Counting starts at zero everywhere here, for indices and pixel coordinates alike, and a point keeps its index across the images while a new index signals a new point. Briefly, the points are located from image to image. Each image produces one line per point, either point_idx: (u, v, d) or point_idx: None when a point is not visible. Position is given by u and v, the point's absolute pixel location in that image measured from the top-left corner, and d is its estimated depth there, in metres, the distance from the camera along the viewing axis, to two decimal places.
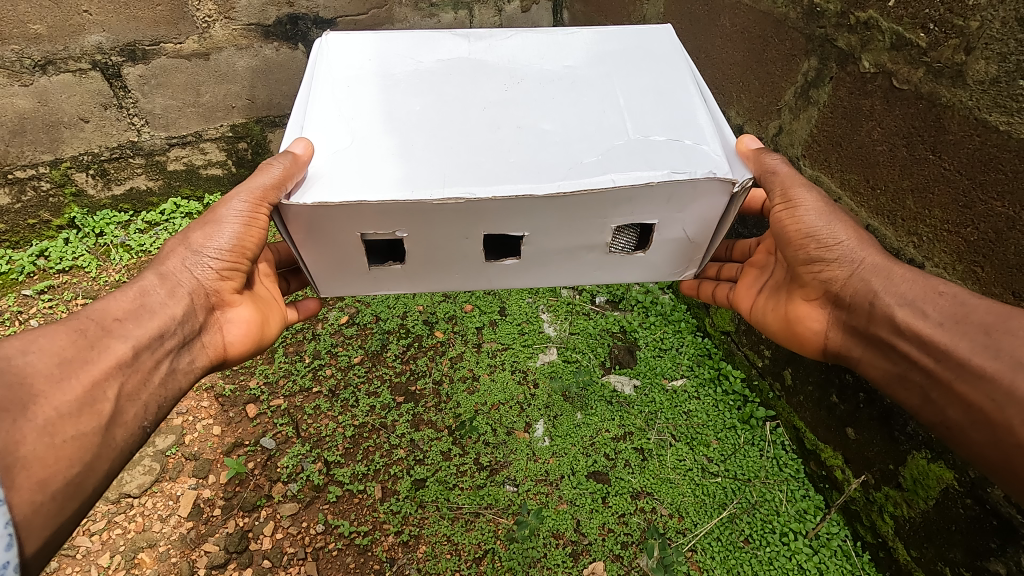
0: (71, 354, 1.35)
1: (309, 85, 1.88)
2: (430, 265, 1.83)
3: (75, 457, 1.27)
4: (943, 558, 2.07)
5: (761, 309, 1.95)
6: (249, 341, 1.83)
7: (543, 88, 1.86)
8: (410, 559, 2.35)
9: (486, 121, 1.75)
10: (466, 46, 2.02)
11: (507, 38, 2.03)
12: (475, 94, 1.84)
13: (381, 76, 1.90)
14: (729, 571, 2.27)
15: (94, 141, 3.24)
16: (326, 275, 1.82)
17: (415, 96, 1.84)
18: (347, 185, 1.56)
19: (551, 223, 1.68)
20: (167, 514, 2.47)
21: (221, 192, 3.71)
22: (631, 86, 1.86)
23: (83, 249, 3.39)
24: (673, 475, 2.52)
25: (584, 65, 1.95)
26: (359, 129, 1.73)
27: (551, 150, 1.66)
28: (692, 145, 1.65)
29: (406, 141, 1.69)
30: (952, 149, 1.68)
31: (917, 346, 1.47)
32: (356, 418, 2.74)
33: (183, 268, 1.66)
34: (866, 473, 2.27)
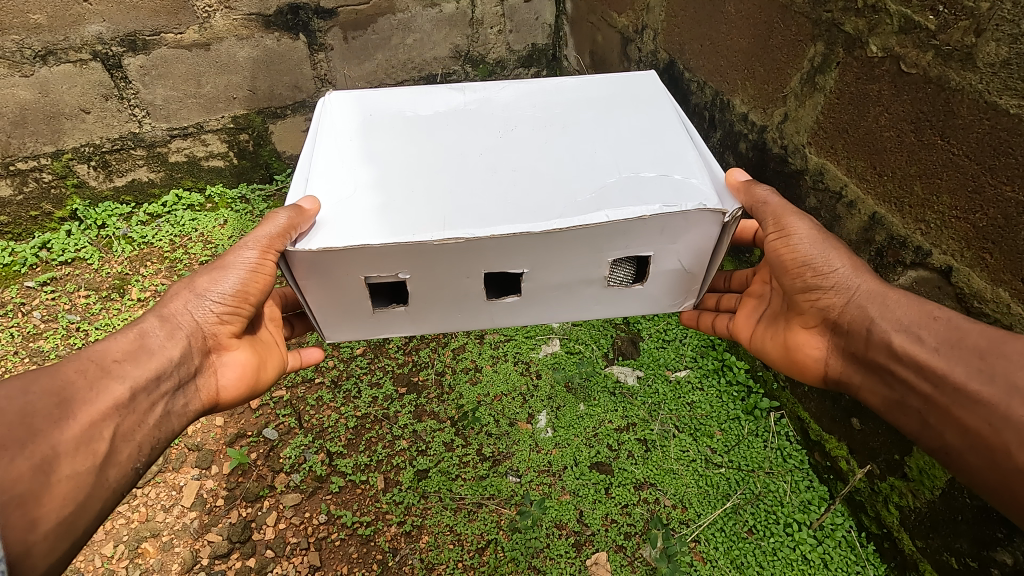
0: (70, 394, 1.35)
1: (312, 139, 1.92)
2: (432, 303, 1.79)
3: (70, 497, 1.27)
4: (948, 548, 2.05)
5: (760, 339, 1.90)
6: (243, 388, 1.77)
7: (538, 135, 1.89)
8: (412, 549, 2.34)
9: (483, 166, 1.77)
10: (461, 97, 2.08)
11: (500, 90, 2.09)
12: (472, 142, 1.86)
13: (381, 126, 1.94)
14: (733, 561, 2.26)
15: (95, 132, 3.23)
16: (331, 318, 1.80)
17: (414, 143, 1.87)
18: (352, 230, 1.57)
19: (551, 259, 1.67)
20: (171, 504, 2.47)
21: (223, 183, 3.70)
22: (621, 127, 1.89)
23: (85, 241, 3.39)
24: (676, 465, 2.51)
25: (575, 110, 1.99)
26: (361, 176, 1.75)
27: (547, 190, 1.67)
28: (682, 180, 1.66)
29: (408, 187, 1.70)
30: (960, 133, 1.65)
31: (913, 370, 1.45)
32: (358, 409, 2.74)
33: (185, 309, 1.64)
34: (871, 463, 2.25)
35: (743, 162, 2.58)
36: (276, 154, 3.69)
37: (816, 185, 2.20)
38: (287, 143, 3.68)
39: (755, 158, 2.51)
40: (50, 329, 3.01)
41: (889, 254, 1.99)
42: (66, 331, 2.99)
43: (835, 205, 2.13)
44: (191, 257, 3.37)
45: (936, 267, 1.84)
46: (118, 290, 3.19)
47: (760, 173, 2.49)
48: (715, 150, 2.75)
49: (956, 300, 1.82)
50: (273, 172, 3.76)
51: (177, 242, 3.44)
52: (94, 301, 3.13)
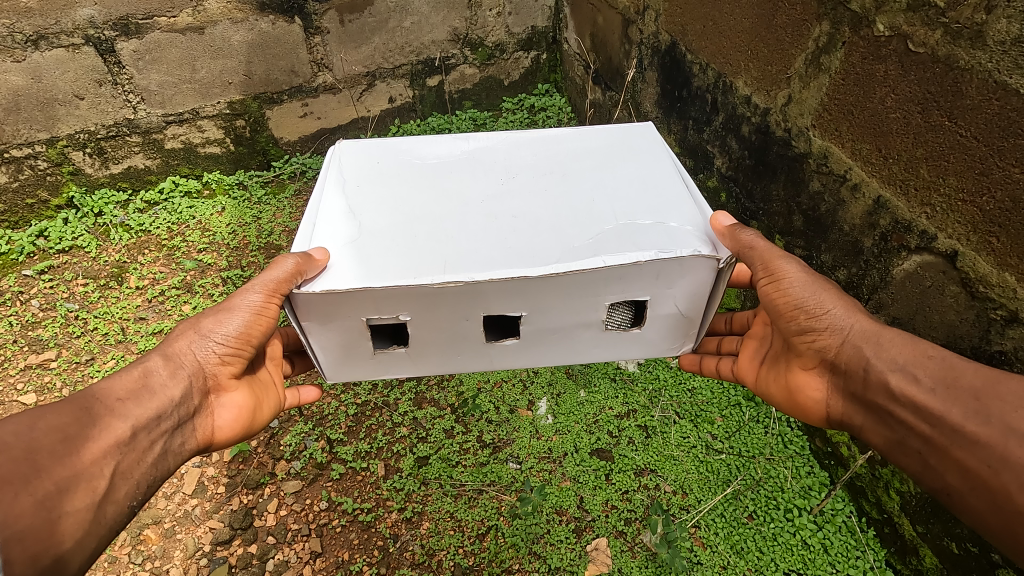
0: (74, 430, 1.33)
1: (320, 181, 1.90)
2: (435, 345, 1.75)
3: (70, 533, 1.24)
4: (949, 534, 2.03)
5: (764, 380, 1.86)
6: (237, 429, 1.75)
7: (540, 182, 1.87)
8: (413, 535, 2.34)
9: (484, 213, 1.75)
10: (465, 144, 2.06)
11: (502, 138, 2.08)
12: (474, 189, 1.84)
13: (386, 171, 1.92)
14: (733, 547, 2.26)
15: (90, 119, 3.19)
16: (333, 360, 1.75)
17: (417, 190, 1.84)
18: (353, 275, 1.54)
19: (550, 302, 1.64)
20: (172, 491, 2.48)
21: (220, 170, 3.66)
22: (620, 175, 1.87)
23: (82, 229, 3.35)
24: (676, 452, 2.50)
25: (575, 158, 1.98)
26: (364, 221, 1.73)
27: (546, 237, 1.65)
28: (677, 227, 1.65)
29: (409, 234, 1.68)
30: (969, 114, 1.62)
31: (911, 411, 1.40)
32: (358, 397, 2.73)
33: (188, 350, 1.63)
34: (873, 449, 2.24)
35: (745, 146, 2.54)
36: (273, 140, 3.65)
37: (820, 169, 2.16)
38: (284, 130, 3.64)
39: (758, 143, 2.47)
40: (49, 317, 3.00)
41: (893, 238, 1.96)
42: (65, 319, 2.98)
43: (839, 188, 2.10)
44: (189, 245, 3.35)
45: (941, 251, 1.81)
46: (117, 278, 3.17)
47: (762, 158, 2.46)
48: (717, 135, 2.71)
49: (962, 284, 1.79)
50: (270, 158, 3.72)
51: (175, 230, 3.42)
52: (93, 289, 3.11)
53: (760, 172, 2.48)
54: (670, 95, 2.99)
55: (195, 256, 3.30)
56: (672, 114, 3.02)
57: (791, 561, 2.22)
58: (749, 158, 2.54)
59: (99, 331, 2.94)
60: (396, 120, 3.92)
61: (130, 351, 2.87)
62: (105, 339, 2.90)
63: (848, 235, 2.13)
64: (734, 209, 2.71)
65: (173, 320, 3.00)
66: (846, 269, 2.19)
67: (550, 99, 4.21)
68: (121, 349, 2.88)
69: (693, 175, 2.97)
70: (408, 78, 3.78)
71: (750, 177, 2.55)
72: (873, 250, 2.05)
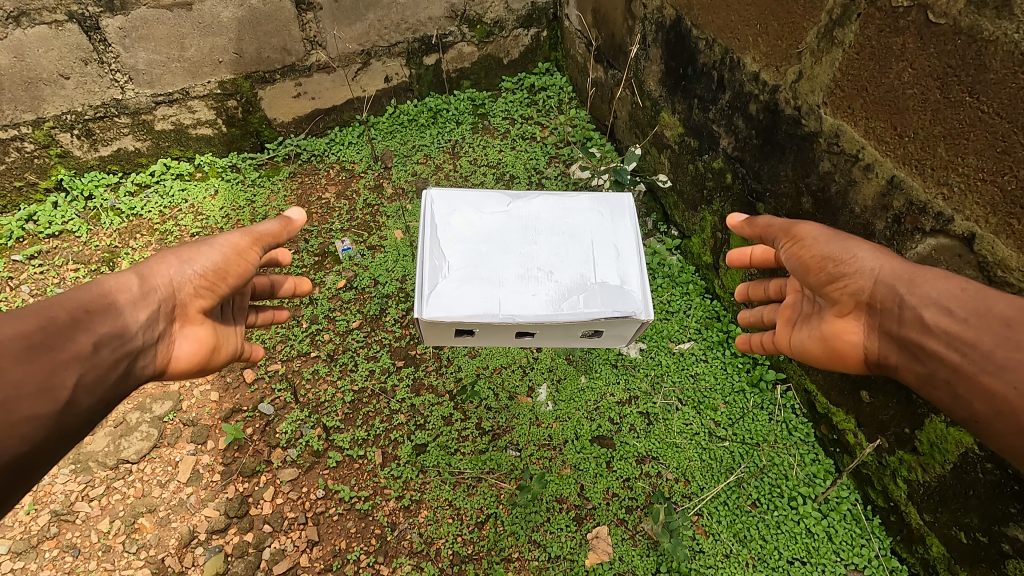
0: (37, 340, 1.30)
1: (425, 238, 2.15)
2: (500, 337, 2.22)
3: (25, 439, 1.23)
4: (957, 523, 1.99)
5: (798, 342, 1.82)
6: (195, 362, 1.78)
7: (547, 224, 2.21)
8: (411, 524, 2.31)
9: (545, 267, 2.08)
10: (510, 205, 2.25)
11: (545, 201, 2.26)
12: (533, 257, 2.10)
13: (480, 243, 2.13)
14: (735, 535, 2.23)
15: (76, 99, 3.10)
16: (432, 333, 2.16)
17: (507, 253, 2.11)
18: (459, 305, 1.96)
19: (546, 330, 2.07)
20: (167, 479, 2.43)
21: (212, 152, 3.57)
22: (599, 249, 2.15)
23: (72, 213, 3.27)
24: (679, 439, 2.46)
25: (578, 232, 2.19)
26: (468, 275, 2.04)
27: (546, 291, 2.03)
28: (620, 287, 2.04)
29: (503, 279, 2.04)
30: (992, 89, 1.54)
31: (945, 344, 1.36)
32: (355, 383, 2.68)
33: (164, 273, 1.67)
34: (880, 437, 2.19)
35: (753, 125, 2.46)
36: (266, 121, 3.56)
37: (831, 148, 2.10)
38: (278, 110, 3.55)
39: (766, 121, 2.39)
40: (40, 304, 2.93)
41: (907, 221, 1.90)
42: None
43: (851, 168, 2.04)
44: (182, 228, 3.27)
45: (959, 234, 1.75)
46: (108, 264, 3.10)
47: (770, 137, 2.38)
48: (723, 113, 2.62)
49: (979, 270, 1.73)
50: (263, 140, 3.62)
51: (166, 213, 3.33)
52: (84, 275, 3.04)
53: (768, 152, 2.41)
54: (674, 72, 2.89)
55: (187, 240, 3.22)
56: (676, 92, 2.92)
57: (794, 550, 2.19)
58: (757, 138, 2.46)
59: None
60: (393, 100, 3.86)
61: None
62: None
63: (859, 217, 2.07)
64: (740, 190, 2.64)
65: None
66: None
67: (550, 78, 4.09)
68: None
69: (697, 155, 2.88)
70: (404, 57, 3.70)
71: (758, 157, 2.48)
72: (885, 233, 1.99)
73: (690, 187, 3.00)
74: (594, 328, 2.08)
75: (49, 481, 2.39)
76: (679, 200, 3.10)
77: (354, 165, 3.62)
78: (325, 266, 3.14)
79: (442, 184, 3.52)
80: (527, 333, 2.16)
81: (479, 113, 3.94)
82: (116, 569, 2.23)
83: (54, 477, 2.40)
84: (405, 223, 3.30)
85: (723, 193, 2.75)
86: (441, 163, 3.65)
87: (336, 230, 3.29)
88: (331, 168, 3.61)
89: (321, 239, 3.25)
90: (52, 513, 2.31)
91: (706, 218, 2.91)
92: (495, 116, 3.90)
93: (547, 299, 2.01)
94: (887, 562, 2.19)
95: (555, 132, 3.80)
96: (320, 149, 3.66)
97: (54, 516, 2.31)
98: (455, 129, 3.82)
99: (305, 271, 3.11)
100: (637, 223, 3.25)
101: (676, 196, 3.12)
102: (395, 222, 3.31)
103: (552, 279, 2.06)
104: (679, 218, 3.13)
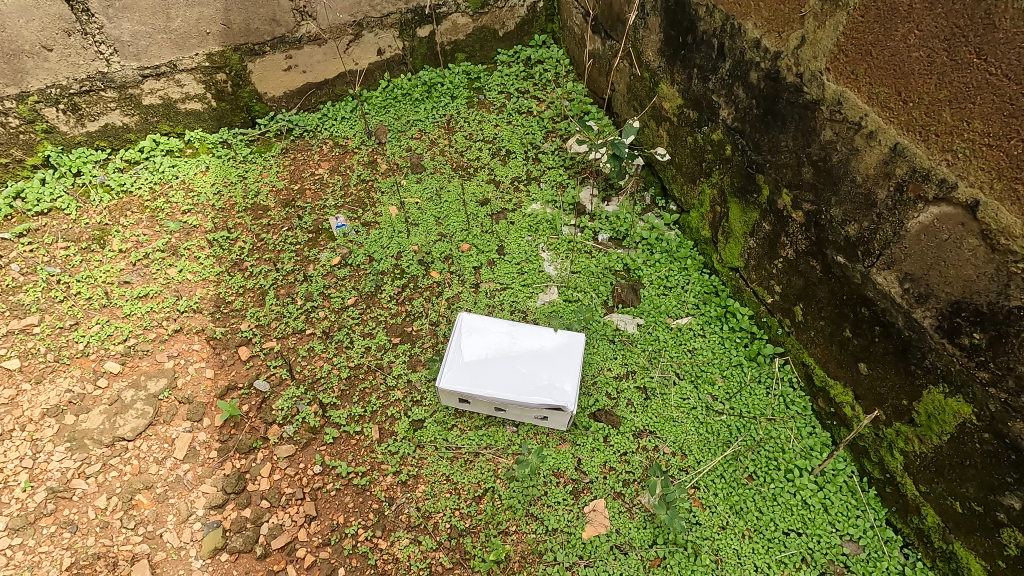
0: None
1: (454, 347, 2.42)
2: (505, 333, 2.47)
3: None
4: (953, 494, 2.00)
5: None
6: None
7: (523, 348, 2.43)
8: (409, 498, 2.31)
9: (523, 378, 2.33)
10: (516, 335, 2.47)
11: (547, 337, 2.47)
12: (519, 371, 2.35)
13: (492, 362, 2.38)
14: (732, 507, 2.23)
15: (60, 72, 3.04)
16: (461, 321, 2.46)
17: (510, 366, 2.37)
18: (464, 386, 2.30)
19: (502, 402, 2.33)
20: (163, 457, 2.41)
21: (203, 127, 3.49)
22: (554, 371, 2.36)
23: (61, 189, 3.20)
24: (676, 413, 2.46)
25: (543, 361, 2.40)
26: (477, 370, 2.34)
27: (508, 379, 2.32)
28: (553, 391, 2.28)
29: (497, 382, 2.31)
30: (1001, 49, 1.55)
31: None
32: (351, 360, 2.67)
33: None
34: (877, 409, 2.19)
35: (753, 94, 2.42)
36: (256, 96, 3.49)
37: (832, 116, 2.08)
38: (268, 84, 3.48)
39: (766, 91, 2.35)
40: (30, 282, 2.89)
41: (909, 189, 1.90)
42: (47, 283, 2.88)
43: (854, 136, 2.03)
44: (173, 206, 3.22)
45: (962, 202, 1.75)
46: (99, 241, 3.04)
47: (771, 107, 2.35)
48: (723, 83, 2.56)
49: (981, 237, 1.74)
50: (254, 115, 3.55)
51: (157, 190, 3.27)
52: (75, 252, 2.99)
53: (769, 122, 2.38)
54: (673, 42, 2.82)
55: (179, 218, 3.17)
56: (675, 63, 2.86)
57: (790, 521, 2.18)
58: (757, 108, 2.42)
59: (83, 295, 2.85)
60: (386, 74, 3.78)
61: (115, 316, 2.80)
62: (89, 304, 2.82)
63: (861, 186, 2.06)
64: (740, 162, 2.60)
65: (159, 284, 2.91)
66: (856, 224, 2.12)
67: (547, 51, 4.00)
68: (106, 315, 2.80)
69: (696, 127, 2.83)
70: (397, 29, 3.63)
71: (758, 128, 2.45)
72: (887, 202, 1.99)
73: (688, 161, 2.95)
74: (534, 416, 2.35)
75: (45, 458, 2.38)
76: (678, 174, 3.05)
77: (347, 141, 3.55)
78: (319, 243, 3.10)
79: (437, 159, 3.46)
80: (510, 356, 2.40)
81: (474, 87, 3.87)
82: (112, 544, 2.21)
83: (49, 454, 2.39)
84: (400, 199, 3.26)
85: (722, 166, 2.71)
86: (435, 139, 3.58)
87: (330, 207, 3.24)
88: (324, 144, 3.54)
89: (314, 216, 3.20)
90: (49, 490, 2.30)
91: (705, 192, 2.87)
92: (490, 90, 3.83)
93: (524, 384, 2.31)
94: (882, 533, 2.18)
95: (551, 106, 3.73)
96: (312, 125, 3.59)
97: (50, 493, 2.29)
98: (449, 103, 3.75)
99: (299, 248, 3.07)
100: (635, 198, 3.22)
101: (675, 170, 3.07)
102: (389, 199, 3.26)
103: (532, 378, 2.33)
104: (677, 192, 3.08)
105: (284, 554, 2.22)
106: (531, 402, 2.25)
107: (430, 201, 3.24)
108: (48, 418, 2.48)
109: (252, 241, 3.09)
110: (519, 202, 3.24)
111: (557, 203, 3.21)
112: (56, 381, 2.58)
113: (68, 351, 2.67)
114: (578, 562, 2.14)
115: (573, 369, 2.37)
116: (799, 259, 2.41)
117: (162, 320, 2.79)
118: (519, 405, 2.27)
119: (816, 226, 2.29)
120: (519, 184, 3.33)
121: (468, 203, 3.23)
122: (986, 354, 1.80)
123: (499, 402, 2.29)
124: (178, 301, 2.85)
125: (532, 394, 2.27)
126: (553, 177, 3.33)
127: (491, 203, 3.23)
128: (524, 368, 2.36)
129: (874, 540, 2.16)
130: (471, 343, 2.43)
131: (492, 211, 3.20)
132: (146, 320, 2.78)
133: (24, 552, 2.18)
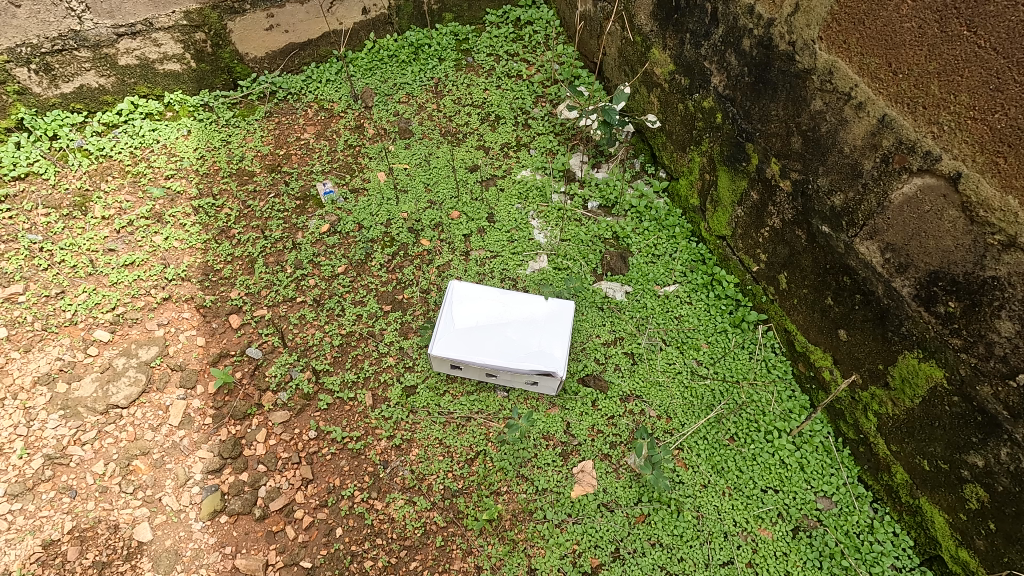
0: None
1: (446, 316, 2.45)
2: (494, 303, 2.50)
3: None
4: (922, 453, 2.11)
5: None
6: None
7: (512, 317, 2.47)
8: (403, 461, 2.37)
9: (514, 346, 2.37)
10: (505, 305, 2.50)
11: (537, 305, 2.51)
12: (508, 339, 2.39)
13: (481, 330, 2.41)
14: (714, 466, 2.33)
15: (30, 30, 2.91)
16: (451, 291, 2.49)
17: (501, 333, 2.40)
18: (453, 354, 2.33)
19: None
20: (159, 424, 2.44)
21: (183, 90, 3.39)
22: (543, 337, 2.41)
23: (37, 153, 3.10)
24: (662, 377, 2.53)
25: (534, 329, 2.44)
26: (468, 338, 2.38)
27: (498, 347, 2.36)
28: (543, 357, 2.33)
29: (487, 350, 2.34)
30: (989, 23, 1.58)
31: None
32: (343, 327, 2.69)
33: None
34: (854, 373, 2.28)
35: (745, 62, 2.41)
36: (237, 57, 3.38)
37: (823, 86, 2.09)
38: (249, 44, 3.37)
39: (758, 58, 2.35)
40: (11, 249, 2.83)
41: (895, 160, 1.93)
42: (28, 251, 2.82)
43: (842, 107, 2.05)
44: (156, 170, 3.15)
45: (945, 173, 1.79)
46: (80, 208, 2.98)
47: (762, 75, 2.35)
48: (715, 49, 2.55)
49: (962, 209, 1.78)
50: (236, 77, 3.45)
51: (138, 154, 3.19)
52: (55, 220, 2.93)
53: (760, 91, 2.38)
54: (665, 5, 2.78)
55: (162, 183, 3.11)
56: (667, 27, 2.82)
57: (768, 479, 2.29)
58: (748, 75, 2.42)
59: (67, 263, 2.81)
60: (371, 34, 3.68)
61: (102, 284, 2.77)
62: (74, 272, 2.79)
63: (847, 156, 2.09)
64: (730, 130, 2.60)
65: (145, 252, 2.88)
66: (842, 194, 2.16)
67: (537, 12, 3.91)
68: (92, 283, 2.77)
69: (687, 94, 2.82)
70: None
71: (748, 96, 2.45)
72: (873, 173, 2.02)
73: (679, 128, 2.95)
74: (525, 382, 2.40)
75: (39, 426, 2.39)
76: (668, 142, 3.05)
77: (332, 104, 3.48)
78: (307, 210, 3.07)
79: (425, 124, 3.40)
80: (500, 325, 2.43)
81: (462, 48, 3.78)
82: (113, 509, 2.25)
83: (44, 422, 2.40)
84: (388, 164, 3.22)
85: (712, 133, 2.72)
86: (424, 103, 3.51)
87: (317, 173, 3.19)
88: (309, 107, 3.47)
89: (301, 182, 3.16)
90: (45, 456, 2.32)
91: (695, 160, 2.88)
92: (479, 52, 3.75)
93: (515, 351, 2.35)
94: (854, 489, 2.29)
95: (541, 70, 3.67)
96: (296, 88, 3.51)
97: (47, 460, 2.32)
98: (437, 66, 3.67)
99: (286, 215, 3.04)
100: (625, 165, 3.22)
101: (665, 137, 3.07)
102: (377, 164, 3.22)
103: (522, 344, 2.38)
104: (667, 159, 3.08)
105: (283, 515, 2.28)
106: (522, 368, 2.29)
107: (419, 167, 3.21)
108: (39, 386, 2.48)
109: (239, 208, 3.05)
110: (509, 169, 3.22)
111: (547, 170, 3.20)
112: (45, 349, 2.57)
113: (55, 320, 2.65)
114: (567, 519, 2.24)
115: (563, 335, 2.43)
116: (785, 228, 2.46)
117: (151, 288, 2.77)
118: (510, 370, 2.32)
119: (803, 196, 2.33)
120: (509, 150, 3.30)
121: (457, 169, 3.20)
122: (960, 321, 1.88)
123: (489, 368, 2.34)
124: (165, 269, 2.83)
125: (523, 360, 2.32)
126: (543, 144, 3.30)
127: (481, 169, 3.21)
128: (515, 337, 2.40)
129: (846, 496, 2.28)
130: (462, 313, 2.46)
131: (481, 177, 3.18)
132: (134, 288, 2.76)
133: (25, 517, 2.21)
